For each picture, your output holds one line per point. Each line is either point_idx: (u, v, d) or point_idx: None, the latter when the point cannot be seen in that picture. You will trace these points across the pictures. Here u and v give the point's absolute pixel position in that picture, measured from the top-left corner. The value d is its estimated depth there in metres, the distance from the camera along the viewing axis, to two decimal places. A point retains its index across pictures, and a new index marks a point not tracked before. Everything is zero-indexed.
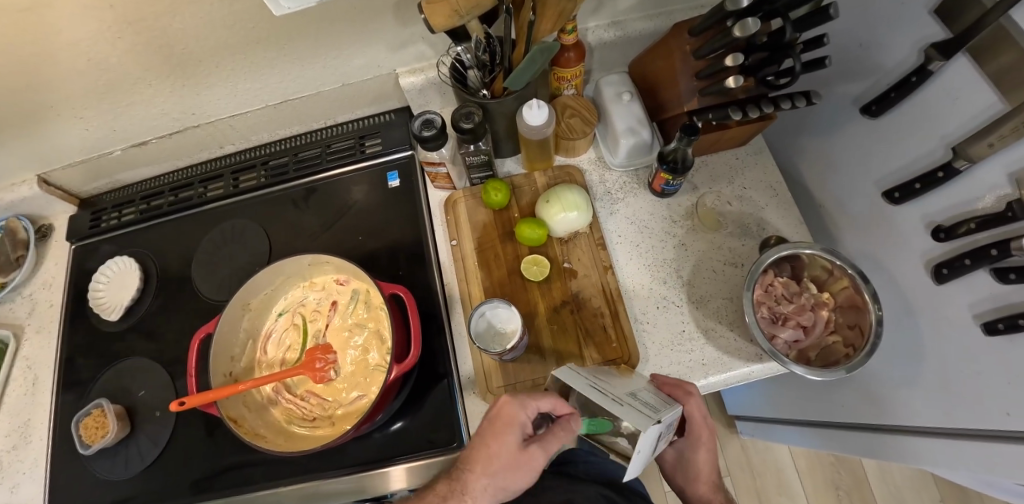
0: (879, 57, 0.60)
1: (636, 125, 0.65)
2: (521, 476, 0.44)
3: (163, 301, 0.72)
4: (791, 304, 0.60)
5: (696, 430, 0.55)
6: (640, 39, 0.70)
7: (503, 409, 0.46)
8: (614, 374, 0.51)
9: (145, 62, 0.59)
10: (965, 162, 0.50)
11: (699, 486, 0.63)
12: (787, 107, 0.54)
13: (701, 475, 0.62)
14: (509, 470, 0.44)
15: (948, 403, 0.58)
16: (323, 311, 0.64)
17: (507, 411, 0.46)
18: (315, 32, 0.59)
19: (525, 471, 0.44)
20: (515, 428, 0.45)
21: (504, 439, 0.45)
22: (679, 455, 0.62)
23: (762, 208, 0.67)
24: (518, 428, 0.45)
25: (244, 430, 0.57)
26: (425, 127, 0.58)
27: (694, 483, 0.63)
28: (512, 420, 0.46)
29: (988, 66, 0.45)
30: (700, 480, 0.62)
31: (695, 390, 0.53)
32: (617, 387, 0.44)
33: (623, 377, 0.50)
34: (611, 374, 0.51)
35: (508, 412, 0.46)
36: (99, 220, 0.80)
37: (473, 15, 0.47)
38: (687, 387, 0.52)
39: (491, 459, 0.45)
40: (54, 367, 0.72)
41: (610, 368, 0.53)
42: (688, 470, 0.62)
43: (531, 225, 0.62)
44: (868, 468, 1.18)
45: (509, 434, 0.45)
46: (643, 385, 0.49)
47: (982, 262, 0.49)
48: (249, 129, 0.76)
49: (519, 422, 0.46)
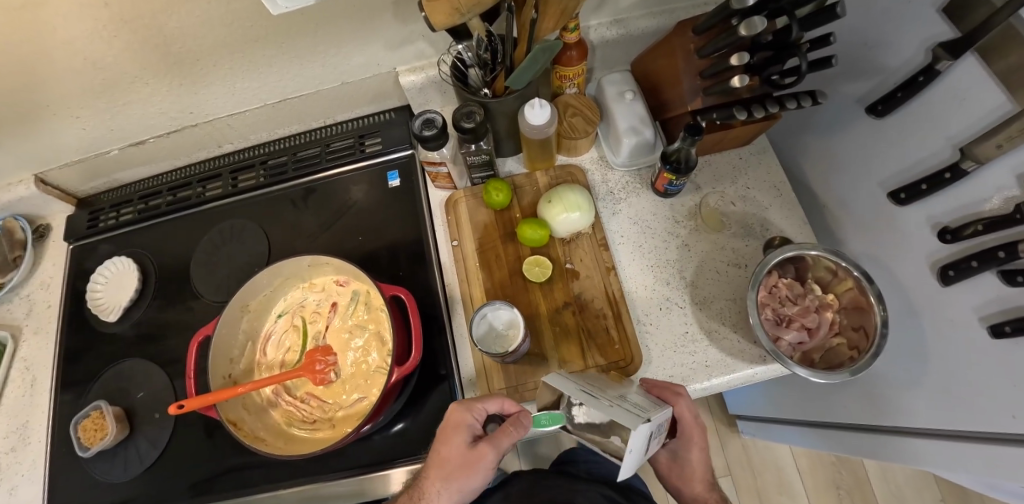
0: (885, 56, 0.59)
1: (639, 125, 0.65)
2: (473, 475, 0.45)
3: (161, 302, 0.72)
4: (795, 306, 0.59)
5: (687, 431, 0.55)
6: (643, 37, 0.69)
7: (451, 415, 0.48)
8: (605, 380, 0.51)
9: (142, 61, 0.58)
10: (972, 164, 0.49)
11: (693, 485, 0.62)
12: (792, 107, 0.53)
13: (694, 475, 0.61)
14: (462, 471, 0.45)
15: (952, 406, 0.58)
16: (322, 313, 0.63)
17: (454, 416, 0.47)
18: (314, 30, 0.59)
19: (476, 470, 0.45)
20: (463, 430, 0.46)
21: (450, 441, 0.46)
22: (672, 455, 0.61)
23: (765, 208, 0.67)
24: (466, 430, 0.46)
25: (243, 433, 0.56)
26: (426, 127, 0.57)
27: (689, 483, 0.62)
28: (459, 424, 0.47)
29: (997, 66, 0.45)
30: (694, 480, 0.62)
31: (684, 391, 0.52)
32: (606, 390, 0.44)
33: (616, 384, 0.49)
34: (604, 380, 0.50)
35: (455, 416, 0.48)
36: (97, 220, 0.79)
37: (474, 13, 0.46)
38: (677, 389, 0.52)
39: (444, 462, 0.46)
40: (52, 368, 0.72)
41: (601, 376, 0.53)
42: (683, 470, 0.62)
43: (532, 226, 0.61)
44: (870, 467, 1.18)
45: (458, 436, 0.46)
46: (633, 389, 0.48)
47: (988, 264, 0.48)
48: (248, 128, 0.75)
49: (467, 425, 0.47)
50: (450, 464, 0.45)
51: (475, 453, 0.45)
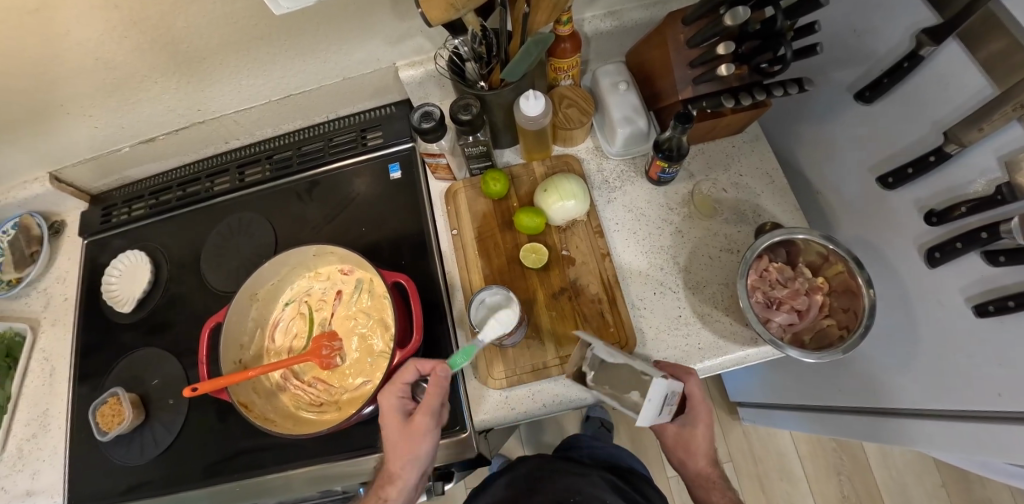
0: (872, 43, 0.60)
1: (632, 115, 0.66)
2: (416, 443, 0.51)
3: (173, 294, 0.74)
4: (785, 289, 0.61)
5: (695, 407, 0.58)
6: (636, 28, 0.71)
7: (383, 405, 0.52)
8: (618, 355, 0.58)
9: (152, 59, 0.60)
10: (956, 147, 0.51)
11: (698, 457, 0.62)
12: (779, 94, 0.55)
13: (698, 448, 0.62)
14: (405, 443, 0.51)
15: (943, 385, 0.59)
16: (328, 300, 0.65)
17: (380, 403, 0.52)
18: (318, 28, 0.61)
19: (416, 440, 0.51)
20: (392, 411, 0.52)
21: (389, 425, 0.51)
22: (678, 431, 0.62)
23: (758, 195, 0.68)
24: (396, 410, 0.52)
25: (254, 415, 0.59)
26: (424, 120, 0.59)
27: (693, 454, 0.63)
28: (388, 409, 0.52)
29: (980, 52, 0.46)
30: (697, 452, 0.62)
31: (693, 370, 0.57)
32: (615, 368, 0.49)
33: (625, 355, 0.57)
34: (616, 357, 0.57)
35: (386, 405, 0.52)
36: (110, 215, 0.82)
37: (470, 8, 0.49)
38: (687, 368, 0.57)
39: (390, 442, 0.52)
40: (70, 358, 0.75)
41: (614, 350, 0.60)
42: (689, 446, 0.62)
43: (529, 214, 0.63)
44: (869, 452, 1.19)
45: (394, 419, 0.51)
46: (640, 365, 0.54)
47: (972, 245, 0.50)
48: (254, 124, 0.77)
49: (393, 407, 0.52)
50: (395, 443, 0.51)
51: (411, 426, 0.51)
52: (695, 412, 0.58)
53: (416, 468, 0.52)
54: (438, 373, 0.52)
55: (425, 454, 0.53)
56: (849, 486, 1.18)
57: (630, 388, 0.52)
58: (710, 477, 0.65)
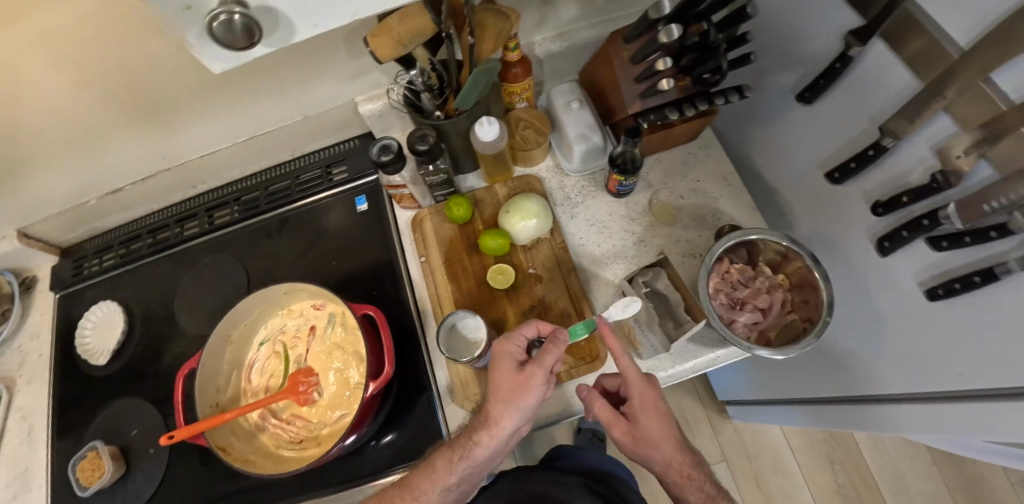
0: (806, 47, 0.63)
1: (587, 132, 0.68)
2: (527, 393, 0.50)
3: (148, 342, 0.74)
4: (747, 289, 0.62)
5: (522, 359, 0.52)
6: (587, 47, 0.73)
7: (500, 352, 0.53)
8: (657, 272, 0.61)
9: (116, 109, 0.61)
10: (892, 140, 0.53)
11: (654, 443, 0.54)
12: (721, 102, 0.58)
13: (658, 435, 0.53)
14: (516, 392, 0.51)
15: (909, 370, 0.61)
16: (301, 337, 0.66)
17: (498, 347, 0.53)
18: (275, 67, 0.62)
19: (527, 388, 0.51)
20: (508, 356, 0.52)
21: (504, 371, 0.52)
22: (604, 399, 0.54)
23: (716, 198, 0.70)
24: (513, 358, 0.52)
25: (233, 458, 0.58)
26: (383, 153, 0.60)
27: (647, 442, 0.54)
28: (505, 355, 0.52)
29: (903, 50, 0.49)
30: (650, 434, 0.54)
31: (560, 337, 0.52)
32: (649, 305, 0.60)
33: (666, 276, 0.60)
34: (664, 277, 0.60)
35: (507, 355, 0.53)
36: (81, 267, 0.81)
37: (416, 43, 0.53)
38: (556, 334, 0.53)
39: (498, 389, 0.52)
40: (48, 413, 0.74)
41: (640, 272, 0.62)
42: (648, 434, 0.53)
43: (493, 235, 0.64)
44: (860, 440, 1.21)
45: (507, 368, 0.52)
46: (668, 292, 0.60)
47: (917, 233, 0.53)
48: (221, 167, 0.78)
49: (510, 353, 0.53)
50: (506, 387, 0.51)
51: (524, 375, 0.51)
52: (632, 392, 0.52)
53: (515, 423, 0.51)
54: (558, 336, 0.52)
55: (528, 410, 0.52)
56: (843, 475, 1.19)
57: (667, 317, 0.61)
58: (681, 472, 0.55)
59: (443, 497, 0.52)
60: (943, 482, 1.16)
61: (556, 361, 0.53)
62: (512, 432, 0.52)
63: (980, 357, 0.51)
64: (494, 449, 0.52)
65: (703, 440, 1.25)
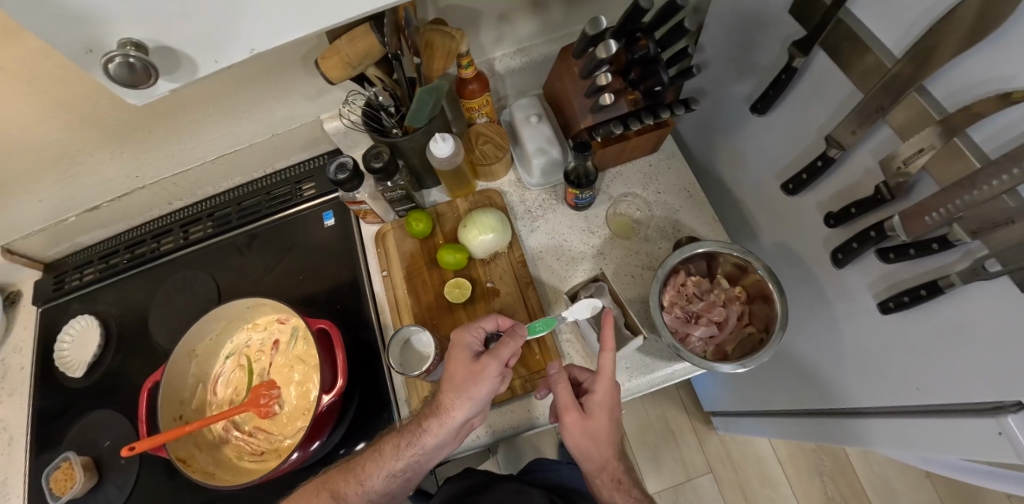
0: (759, 57, 0.64)
1: (545, 145, 0.68)
2: (480, 383, 0.50)
3: (123, 355, 0.76)
4: (702, 302, 0.62)
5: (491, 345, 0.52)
6: (547, 62, 0.75)
7: (457, 343, 0.53)
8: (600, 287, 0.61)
9: (85, 132, 0.63)
10: (838, 151, 0.53)
11: (596, 444, 0.53)
12: (668, 115, 0.58)
13: (604, 432, 0.53)
14: (468, 382, 0.50)
15: (867, 382, 0.60)
16: (265, 350, 0.67)
17: (456, 336, 0.53)
18: (238, 89, 0.64)
19: (478, 379, 0.50)
20: (464, 347, 0.52)
21: (460, 360, 0.51)
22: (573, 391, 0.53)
23: (676, 210, 0.70)
24: (469, 349, 0.52)
25: (193, 469, 0.59)
26: (339, 171, 0.62)
27: (590, 441, 0.53)
28: (461, 345, 0.52)
29: (842, 63, 0.49)
30: (597, 432, 0.53)
31: (519, 332, 0.53)
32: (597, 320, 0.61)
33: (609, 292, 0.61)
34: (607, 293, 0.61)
35: (462, 346, 0.52)
36: (63, 282, 0.84)
37: (366, 64, 0.53)
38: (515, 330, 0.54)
39: (452, 379, 0.51)
40: (27, 425, 0.76)
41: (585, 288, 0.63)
42: (596, 433, 0.53)
43: (449, 250, 0.65)
44: (850, 451, 1.19)
45: (462, 357, 0.51)
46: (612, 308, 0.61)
47: (867, 244, 0.53)
48: (195, 184, 0.80)
49: (466, 343, 0.52)
50: (460, 378, 0.50)
51: (479, 366, 0.50)
52: (599, 389, 0.52)
53: (466, 414, 0.50)
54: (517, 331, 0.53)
55: (479, 402, 0.51)
56: (832, 487, 1.16)
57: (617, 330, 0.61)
58: (611, 478, 0.55)
59: (388, 484, 0.52)
60: (936, 495, 1.13)
61: (512, 356, 0.53)
62: (462, 423, 0.51)
63: (929, 370, 0.50)
64: (445, 442, 0.51)
65: (689, 451, 1.24)
